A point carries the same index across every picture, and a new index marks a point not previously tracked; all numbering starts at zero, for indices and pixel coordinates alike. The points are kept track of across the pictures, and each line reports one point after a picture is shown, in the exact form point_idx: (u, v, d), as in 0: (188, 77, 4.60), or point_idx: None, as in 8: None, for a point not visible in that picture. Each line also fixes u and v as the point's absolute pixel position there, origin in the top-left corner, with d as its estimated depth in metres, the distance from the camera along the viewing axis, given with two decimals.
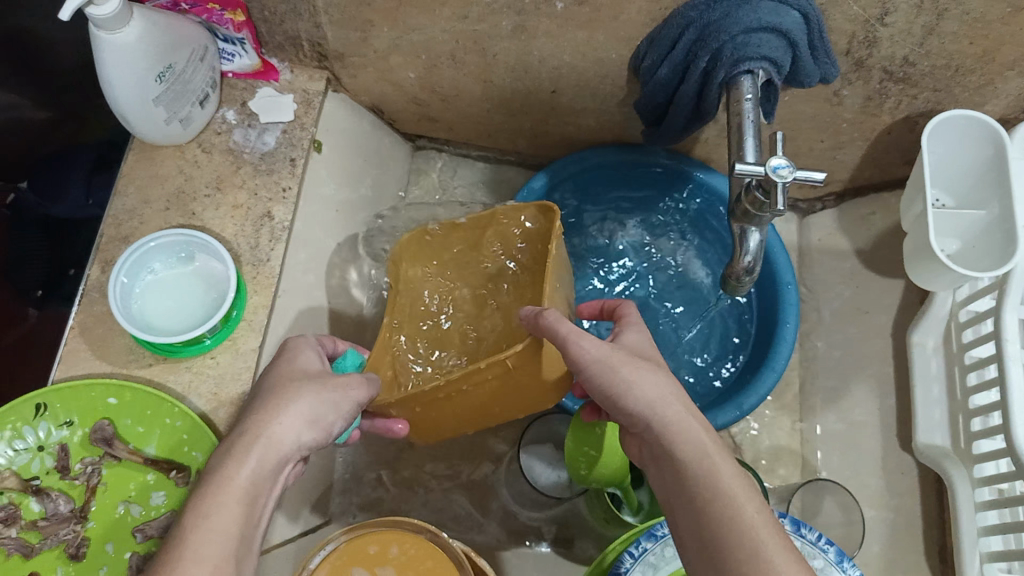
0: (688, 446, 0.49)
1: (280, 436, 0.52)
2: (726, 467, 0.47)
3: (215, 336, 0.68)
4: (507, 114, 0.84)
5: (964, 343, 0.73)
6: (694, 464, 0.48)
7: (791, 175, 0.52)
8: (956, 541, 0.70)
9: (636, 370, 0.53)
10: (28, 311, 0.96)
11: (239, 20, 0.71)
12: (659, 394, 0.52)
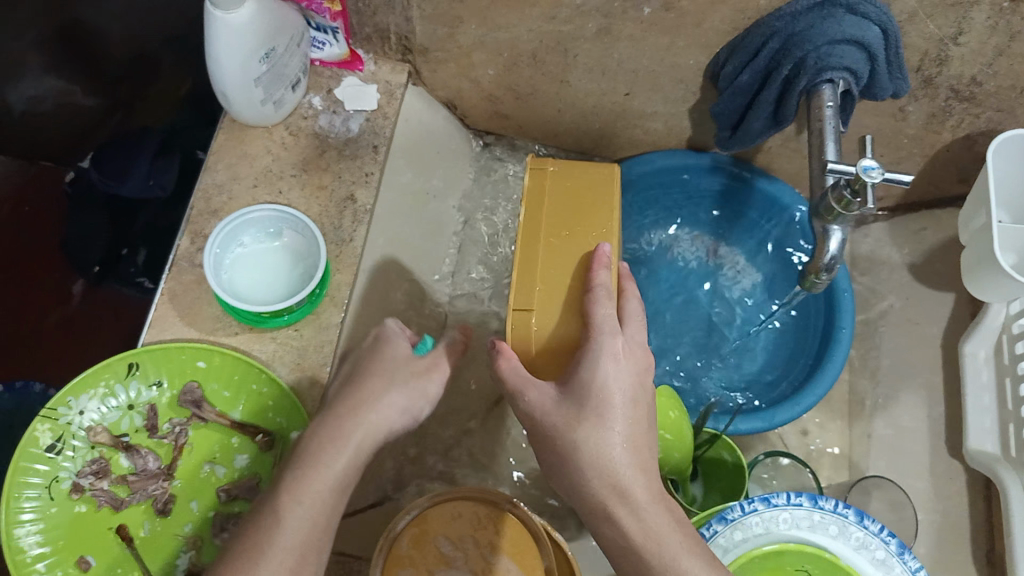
0: (621, 526, 0.51)
1: (376, 423, 0.58)
2: (658, 552, 0.50)
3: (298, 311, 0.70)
4: (577, 114, 0.87)
5: (1016, 354, 0.75)
6: (624, 552, 0.51)
7: (880, 176, 0.55)
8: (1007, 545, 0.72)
9: (574, 434, 0.52)
10: (73, 289, 1.07)
11: (335, 10, 0.74)
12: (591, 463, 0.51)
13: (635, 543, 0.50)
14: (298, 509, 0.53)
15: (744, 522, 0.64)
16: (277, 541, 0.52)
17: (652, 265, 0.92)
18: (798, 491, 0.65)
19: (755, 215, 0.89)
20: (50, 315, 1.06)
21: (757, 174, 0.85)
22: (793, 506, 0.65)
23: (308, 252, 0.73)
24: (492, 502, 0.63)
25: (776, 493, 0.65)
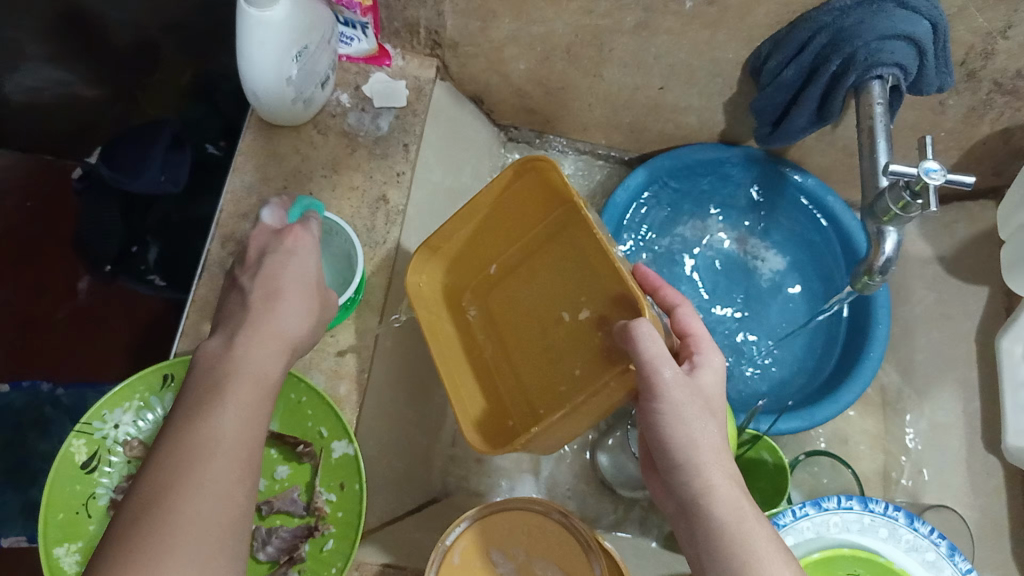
0: (725, 503, 0.52)
1: (286, 332, 0.55)
2: (761, 530, 0.51)
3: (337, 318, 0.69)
4: (608, 108, 0.85)
5: None
6: (730, 527, 0.51)
7: (943, 177, 0.54)
8: None
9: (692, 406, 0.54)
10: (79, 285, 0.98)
11: (366, 5, 0.72)
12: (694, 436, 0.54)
13: (742, 518, 0.51)
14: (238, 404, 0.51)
15: (795, 526, 0.64)
16: (211, 451, 0.48)
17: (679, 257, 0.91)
18: (848, 494, 0.65)
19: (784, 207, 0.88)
20: (61, 310, 0.98)
21: (791, 167, 0.84)
22: (844, 510, 0.65)
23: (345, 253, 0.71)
24: (541, 513, 0.62)
25: (826, 497, 0.65)
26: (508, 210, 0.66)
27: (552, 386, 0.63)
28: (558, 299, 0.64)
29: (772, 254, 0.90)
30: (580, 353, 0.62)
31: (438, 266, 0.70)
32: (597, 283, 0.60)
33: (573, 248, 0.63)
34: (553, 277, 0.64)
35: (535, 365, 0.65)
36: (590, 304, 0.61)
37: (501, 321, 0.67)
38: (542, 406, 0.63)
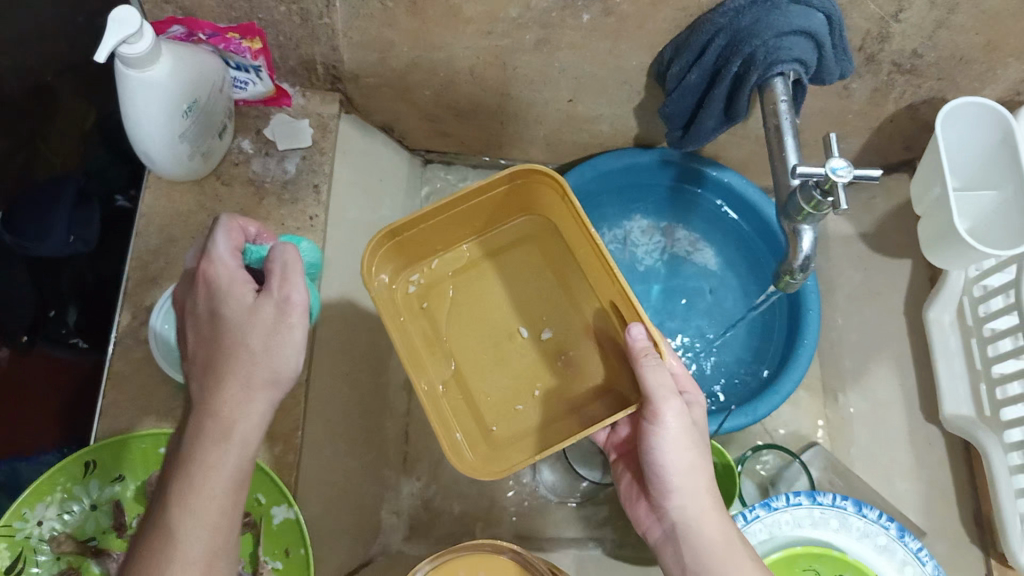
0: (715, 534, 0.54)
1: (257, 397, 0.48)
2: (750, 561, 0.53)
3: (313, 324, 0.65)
4: (521, 125, 0.84)
5: (981, 317, 0.77)
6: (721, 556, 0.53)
7: (850, 174, 0.54)
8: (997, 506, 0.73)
9: (687, 438, 0.55)
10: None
11: (256, 47, 0.69)
12: (685, 465, 0.55)
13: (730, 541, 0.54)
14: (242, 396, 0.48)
15: (748, 530, 0.64)
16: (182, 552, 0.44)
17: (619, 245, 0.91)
18: (795, 490, 0.65)
19: (709, 203, 0.89)
20: None
21: (711, 166, 0.84)
22: (793, 507, 0.64)
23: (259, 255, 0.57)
24: (495, 553, 0.60)
25: (774, 496, 0.65)
26: (476, 214, 0.70)
27: (505, 398, 0.70)
28: (513, 314, 0.72)
29: (704, 249, 0.91)
30: (536, 366, 0.71)
31: (395, 251, 0.68)
32: (557, 305, 0.72)
33: (532, 267, 0.73)
34: (508, 289, 0.73)
35: (486, 377, 0.71)
36: (552, 324, 0.72)
37: (448, 317, 0.72)
38: (494, 419, 0.69)
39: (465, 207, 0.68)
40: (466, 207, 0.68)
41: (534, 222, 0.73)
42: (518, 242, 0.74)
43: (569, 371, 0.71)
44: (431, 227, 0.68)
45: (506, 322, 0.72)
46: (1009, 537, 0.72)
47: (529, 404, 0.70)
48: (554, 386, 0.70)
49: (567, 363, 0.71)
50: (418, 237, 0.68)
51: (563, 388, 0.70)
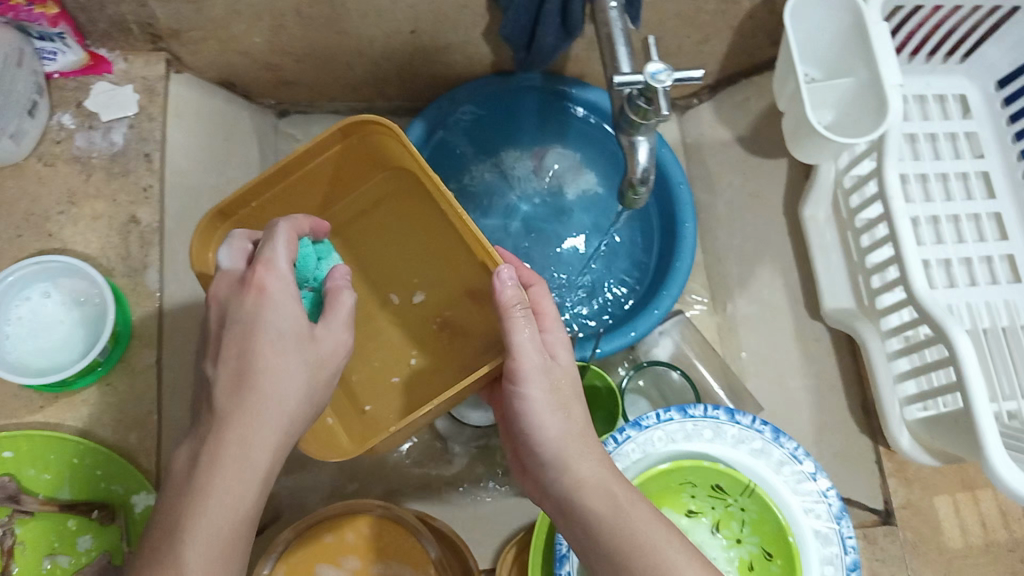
0: (600, 497, 0.50)
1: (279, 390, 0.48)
2: (639, 515, 0.49)
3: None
4: (368, 64, 0.80)
5: (853, 208, 0.76)
6: (604, 516, 0.49)
7: (670, 78, 0.52)
8: (877, 392, 0.74)
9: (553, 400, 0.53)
10: None
11: (52, 13, 0.63)
12: (556, 425, 0.53)
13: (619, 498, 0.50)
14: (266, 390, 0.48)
15: (621, 452, 0.64)
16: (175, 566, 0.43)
17: (489, 172, 0.88)
18: (666, 406, 0.65)
19: (580, 125, 0.87)
20: None
21: (574, 87, 0.81)
22: (664, 423, 0.65)
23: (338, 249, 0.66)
24: (364, 512, 0.61)
25: (645, 416, 0.65)
26: (327, 175, 0.71)
27: (378, 370, 0.72)
28: (383, 283, 0.75)
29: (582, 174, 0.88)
30: (409, 331, 0.73)
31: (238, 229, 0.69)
32: (425, 265, 0.74)
33: (397, 228, 0.75)
34: (375, 256, 0.76)
35: (357, 354, 0.73)
36: (423, 286, 0.74)
37: None
38: (368, 400, 0.71)
39: (312, 168, 0.69)
40: (307, 171, 0.68)
41: (388, 175, 0.75)
42: (380, 202, 0.76)
43: (445, 334, 0.72)
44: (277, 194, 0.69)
45: (375, 290, 0.75)
46: (888, 422, 0.73)
47: (403, 377, 0.72)
48: (429, 351, 0.72)
49: (442, 325, 0.73)
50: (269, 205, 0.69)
51: (438, 352, 0.72)
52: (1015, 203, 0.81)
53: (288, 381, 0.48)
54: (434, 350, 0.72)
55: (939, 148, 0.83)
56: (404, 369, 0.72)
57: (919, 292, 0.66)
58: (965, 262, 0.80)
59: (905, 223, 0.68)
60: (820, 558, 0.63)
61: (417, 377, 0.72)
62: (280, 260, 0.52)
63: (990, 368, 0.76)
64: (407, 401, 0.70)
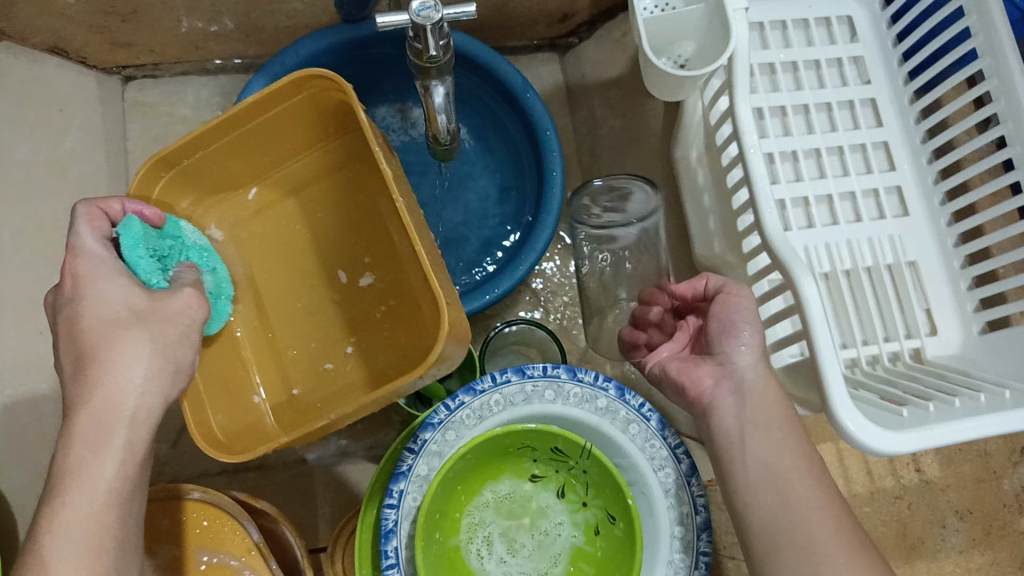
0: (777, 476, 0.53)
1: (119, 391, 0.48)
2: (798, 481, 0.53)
3: (217, 318, 0.65)
4: (203, 19, 0.75)
5: (719, 142, 0.70)
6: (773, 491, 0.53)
7: (438, 13, 0.50)
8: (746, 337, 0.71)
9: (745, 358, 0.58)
10: None
11: None
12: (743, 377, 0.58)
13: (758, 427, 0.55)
14: (131, 377, 0.48)
15: (455, 420, 0.60)
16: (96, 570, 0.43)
17: None
18: (504, 367, 0.61)
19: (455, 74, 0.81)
20: None
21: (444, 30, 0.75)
22: (502, 385, 0.61)
23: (183, 226, 0.64)
24: (182, 497, 0.63)
25: (481, 379, 0.61)
26: (290, 133, 0.68)
27: (316, 352, 0.71)
28: (330, 258, 0.73)
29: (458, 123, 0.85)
30: (349, 315, 0.72)
31: (182, 177, 0.66)
32: (382, 249, 0.74)
33: (356, 202, 0.74)
34: (326, 229, 0.73)
35: (298, 331, 0.72)
36: (374, 267, 0.73)
37: (259, 249, 0.73)
38: (302, 382, 0.70)
39: (260, 123, 0.65)
40: (260, 124, 0.64)
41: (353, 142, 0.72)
42: (338, 165, 0.73)
43: (388, 323, 0.72)
44: (222, 149, 0.65)
45: (323, 264, 0.73)
46: None
47: (340, 363, 0.71)
48: (368, 340, 0.71)
49: (385, 312, 0.72)
50: (209, 157, 0.65)
51: (378, 343, 0.71)
52: (903, 129, 0.77)
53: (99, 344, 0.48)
54: (378, 334, 0.72)
55: (822, 75, 0.78)
56: (344, 355, 0.71)
57: (772, 235, 0.61)
58: (847, 197, 0.75)
59: (758, 159, 0.63)
60: (670, 521, 0.58)
61: (361, 361, 0.71)
62: (87, 244, 0.52)
63: (876, 305, 0.72)
64: (341, 388, 0.69)
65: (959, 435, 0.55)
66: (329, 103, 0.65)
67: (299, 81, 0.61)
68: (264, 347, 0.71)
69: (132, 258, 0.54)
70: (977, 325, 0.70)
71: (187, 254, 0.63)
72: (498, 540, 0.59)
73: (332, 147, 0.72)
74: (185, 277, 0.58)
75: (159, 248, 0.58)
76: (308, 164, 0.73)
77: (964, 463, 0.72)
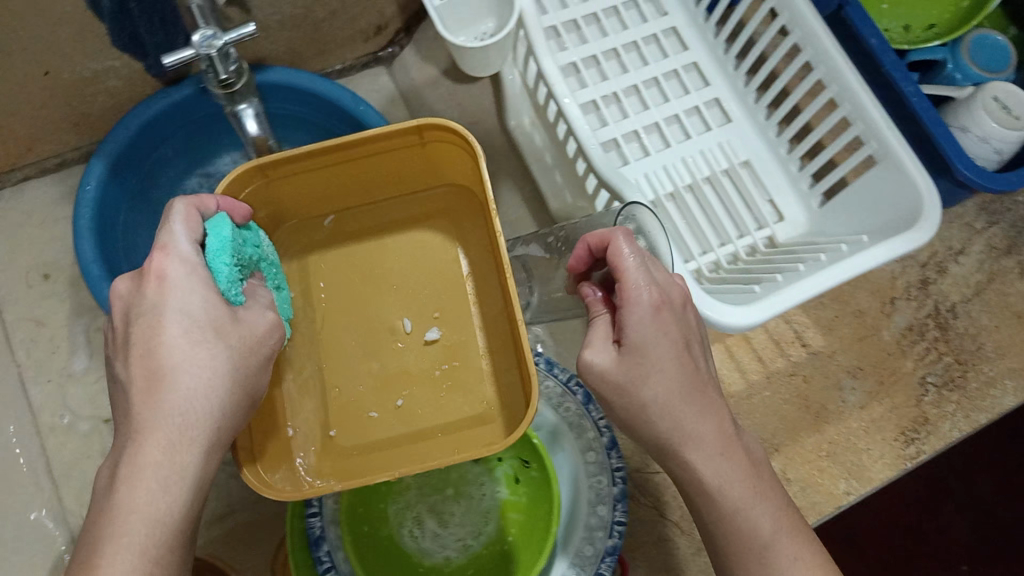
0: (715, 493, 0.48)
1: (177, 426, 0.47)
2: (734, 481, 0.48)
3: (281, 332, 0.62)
4: (25, 116, 0.76)
5: (541, 101, 0.74)
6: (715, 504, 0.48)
7: (221, 39, 0.53)
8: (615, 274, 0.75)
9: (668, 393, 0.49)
10: None
11: None
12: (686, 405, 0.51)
13: (684, 404, 0.49)
14: (191, 404, 0.48)
15: None
16: None
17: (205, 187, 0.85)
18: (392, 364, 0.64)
19: (277, 106, 0.83)
20: None
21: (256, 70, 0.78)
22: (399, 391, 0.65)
23: (263, 236, 0.62)
24: None
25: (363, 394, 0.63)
26: (389, 165, 0.66)
27: (368, 400, 0.65)
28: (396, 307, 0.67)
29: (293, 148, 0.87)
30: (405, 372, 0.66)
31: (269, 189, 0.64)
32: (451, 306, 0.68)
33: (422, 254, 0.69)
34: (387, 277, 0.69)
35: (344, 371, 0.66)
36: (442, 322, 0.67)
37: (325, 269, 0.69)
38: (339, 426, 0.64)
39: (359, 154, 0.62)
40: (367, 154, 0.63)
41: (451, 190, 0.70)
42: (429, 215, 0.70)
43: (448, 383, 0.65)
44: (319, 169, 0.63)
45: (383, 316, 0.67)
46: None
47: (384, 415, 0.64)
48: (419, 397, 0.65)
49: (444, 374, 0.66)
50: (294, 174, 0.63)
51: (430, 400, 0.65)
52: (707, 46, 0.82)
53: (173, 357, 0.48)
54: (457, 401, 0.65)
55: (623, 18, 0.83)
56: (394, 411, 0.64)
57: (601, 166, 0.67)
58: (673, 120, 0.80)
59: (571, 105, 0.69)
60: (581, 450, 0.63)
61: (417, 422, 0.64)
62: (181, 245, 0.52)
63: (723, 209, 0.77)
64: (386, 443, 0.63)
65: (804, 292, 0.60)
66: (437, 141, 0.63)
67: (425, 125, 0.59)
68: (308, 388, 0.65)
69: (217, 263, 0.53)
70: (815, 199, 0.76)
71: (260, 266, 0.61)
72: (427, 516, 0.61)
73: (430, 193, 0.70)
74: (259, 297, 0.58)
75: (242, 255, 0.57)
76: (396, 204, 0.71)
77: (845, 327, 0.78)
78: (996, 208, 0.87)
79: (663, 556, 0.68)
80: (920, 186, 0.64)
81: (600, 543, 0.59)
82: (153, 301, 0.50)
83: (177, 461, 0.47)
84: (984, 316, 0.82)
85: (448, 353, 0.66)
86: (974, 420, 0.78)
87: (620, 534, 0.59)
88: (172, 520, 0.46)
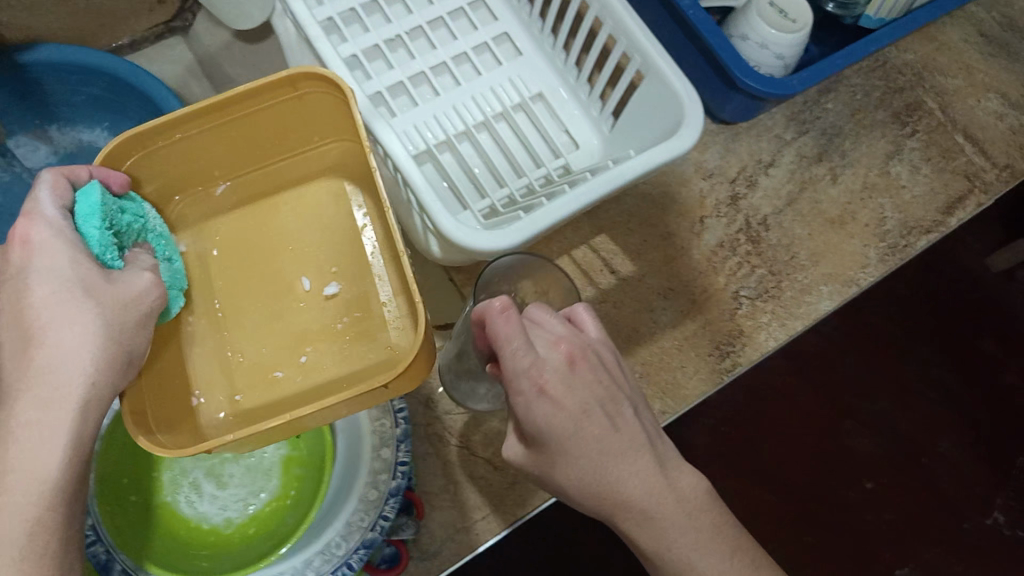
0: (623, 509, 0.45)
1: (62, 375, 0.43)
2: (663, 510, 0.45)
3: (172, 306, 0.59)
4: None
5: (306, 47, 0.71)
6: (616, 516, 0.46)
7: None
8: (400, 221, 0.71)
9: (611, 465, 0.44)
10: None
11: None
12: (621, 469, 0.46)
13: (602, 473, 0.44)
14: (72, 354, 0.44)
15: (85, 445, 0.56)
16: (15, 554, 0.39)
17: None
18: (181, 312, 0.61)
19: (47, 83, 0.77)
20: None
21: (23, 51, 0.72)
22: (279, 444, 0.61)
23: (146, 206, 0.60)
24: None
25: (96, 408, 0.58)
26: (276, 129, 0.64)
27: (275, 361, 0.66)
28: (295, 266, 0.68)
29: (82, 127, 0.82)
30: (308, 327, 0.67)
31: (160, 159, 0.61)
32: (349, 255, 0.69)
33: (319, 210, 0.70)
34: (283, 237, 0.69)
35: (252, 335, 0.66)
36: (340, 279, 0.68)
37: (223, 237, 0.69)
38: (247, 387, 0.65)
39: (246, 117, 0.61)
40: (254, 113, 0.61)
41: (340, 149, 0.69)
42: (322, 169, 0.70)
43: (352, 335, 0.66)
44: (206, 135, 0.61)
45: (283, 275, 0.68)
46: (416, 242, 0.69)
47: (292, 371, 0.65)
48: (325, 351, 0.66)
49: (348, 324, 0.67)
50: (181, 144, 0.61)
51: (336, 354, 0.66)
52: None
53: (45, 313, 0.44)
54: (360, 349, 0.66)
55: None
56: (303, 367, 0.65)
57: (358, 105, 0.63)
58: (464, 59, 0.77)
59: (324, 44, 0.66)
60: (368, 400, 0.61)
61: (326, 375, 0.65)
62: (46, 210, 0.49)
63: (521, 146, 0.75)
64: (293, 397, 0.64)
65: (561, 211, 0.58)
66: (319, 98, 0.61)
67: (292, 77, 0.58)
68: (213, 358, 0.65)
69: (88, 228, 0.50)
70: (607, 122, 0.75)
71: (143, 238, 0.59)
72: (205, 480, 0.61)
73: (321, 150, 0.69)
74: (138, 260, 0.55)
75: (117, 222, 0.54)
76: (289, 164, 0.69)
77: (654, 251, 0.79)
78: (806, 117, 0.87)
79: (474, 492, 0.67)
80: (681, 96, 0.62)
81: (385, 486, 0.58)
82: (18, 264, 0.46)
83: (54, 416, 0.42)
84: (797, 226, 0.83)
85: (350, 304, 0.67)
86: (789, 327, 0.79)
87: (403, 472, 0.58)
88: (57, 479, 0.42)
